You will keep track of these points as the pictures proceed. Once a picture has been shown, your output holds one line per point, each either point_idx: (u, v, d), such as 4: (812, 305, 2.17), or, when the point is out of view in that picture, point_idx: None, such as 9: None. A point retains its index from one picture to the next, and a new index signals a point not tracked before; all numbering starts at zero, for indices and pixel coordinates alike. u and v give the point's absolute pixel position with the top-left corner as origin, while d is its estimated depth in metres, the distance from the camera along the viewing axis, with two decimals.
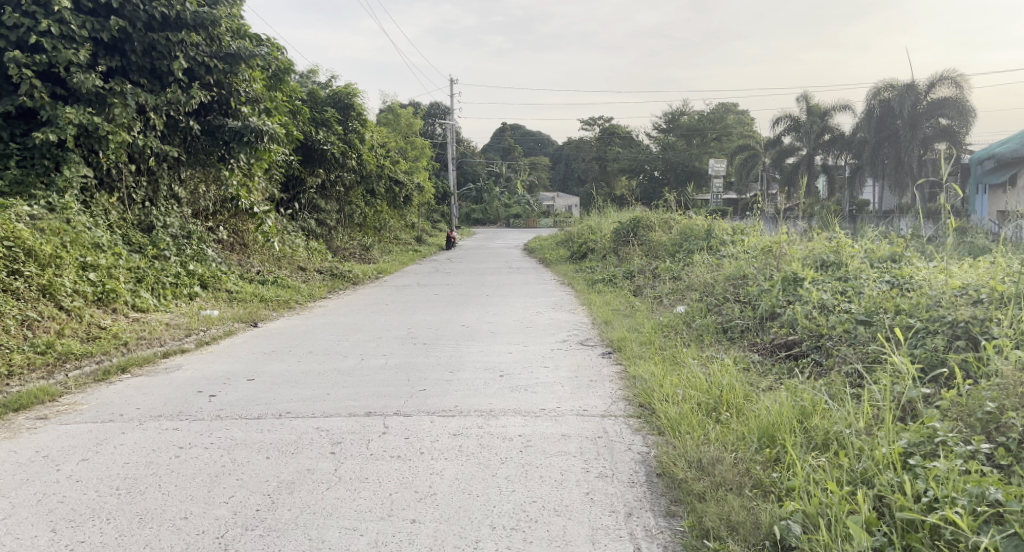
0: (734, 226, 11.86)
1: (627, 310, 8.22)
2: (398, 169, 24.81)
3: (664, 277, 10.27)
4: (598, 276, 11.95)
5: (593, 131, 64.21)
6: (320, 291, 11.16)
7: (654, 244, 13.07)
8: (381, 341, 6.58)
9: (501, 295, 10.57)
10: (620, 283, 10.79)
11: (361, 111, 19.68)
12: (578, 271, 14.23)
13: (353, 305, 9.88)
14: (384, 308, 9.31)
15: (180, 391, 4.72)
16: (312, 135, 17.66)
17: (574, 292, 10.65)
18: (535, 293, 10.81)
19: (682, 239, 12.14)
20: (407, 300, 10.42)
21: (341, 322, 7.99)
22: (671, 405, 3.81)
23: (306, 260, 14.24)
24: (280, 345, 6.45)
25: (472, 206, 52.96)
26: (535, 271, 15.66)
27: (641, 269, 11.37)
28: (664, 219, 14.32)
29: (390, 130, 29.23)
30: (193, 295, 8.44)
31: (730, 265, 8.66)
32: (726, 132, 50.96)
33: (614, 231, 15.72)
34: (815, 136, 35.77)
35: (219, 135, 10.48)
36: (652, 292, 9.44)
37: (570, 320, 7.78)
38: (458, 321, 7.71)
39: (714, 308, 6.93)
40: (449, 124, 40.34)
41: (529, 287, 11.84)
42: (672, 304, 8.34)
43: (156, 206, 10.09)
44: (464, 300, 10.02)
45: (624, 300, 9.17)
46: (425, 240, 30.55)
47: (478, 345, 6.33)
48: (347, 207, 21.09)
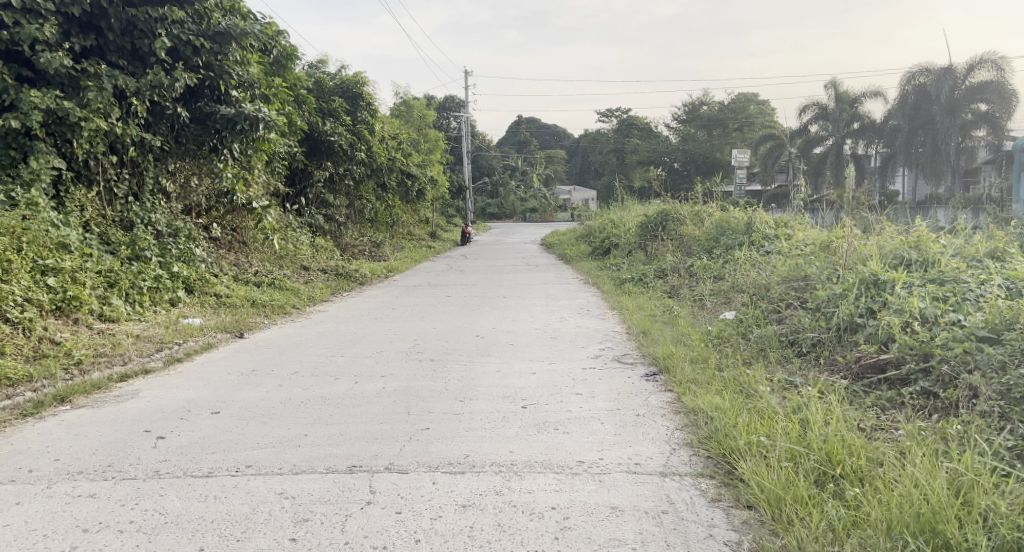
0: (777, 218, 10.80)
1: (665, 315, 7.23)
2: (411, 161, 23.88)
3: (702, 276, 9.27)
4: (626, 275, 10.95)
5: (610, 122, 62.98)
6: (324, 293, 10.24)
7: (687, 239, 12.03)
8: (382, 358, 5.61)
9: (520, 297, 9.60)
10: (651, 283, 9.80)
11: (371, 101, 18.72)
12: (603, 268, 13.24)
13: (362, 309, 8.90)
14: (391, 314, 8.35)
15: (122, 430, 3.76)
16: (318, 126, 16.74)
17: (601, 293, 9.66)
18: (558, 294, 9.82)
19: (718, 234, 11.10)
20: (416, 302, 9.49)
21: (340, 332, 7.02)
22: (768, 470, 2.84)
23: (310, 258, 13.31)
24: (263, 363, 5.48)
25: (488, 201, 52.03)
26: (555, 269, 14.69)
27: (674, 268, 10.36)
28: (695, 211, 13.28)
29: (402, 122, 28.29)
30: (174, 301, 7.50)
31: (781, 264, 7.64)
32: (748, 122, 49.58)
33: (640, 225, 14.71)
34: (845, 124, 34.77)
35: (211, 123, 9.58)
36: (690, 295, 8.44)
37: (600, 328, 6.79)
38: (472, 331, 6.73)
39: (773, 317, 5.92)
40: (464, 117, 39.29)
41: (551, 287, 10.87)
42: (717, 309, 7.34)
43: (141, 202, 9.17)
44: (480, 303, 9.07)
45: (659, 303, 8.17)
46: (440, 235, 29.61)
47: (496, 362, 5.35)
48: (357, 203, 20.20)
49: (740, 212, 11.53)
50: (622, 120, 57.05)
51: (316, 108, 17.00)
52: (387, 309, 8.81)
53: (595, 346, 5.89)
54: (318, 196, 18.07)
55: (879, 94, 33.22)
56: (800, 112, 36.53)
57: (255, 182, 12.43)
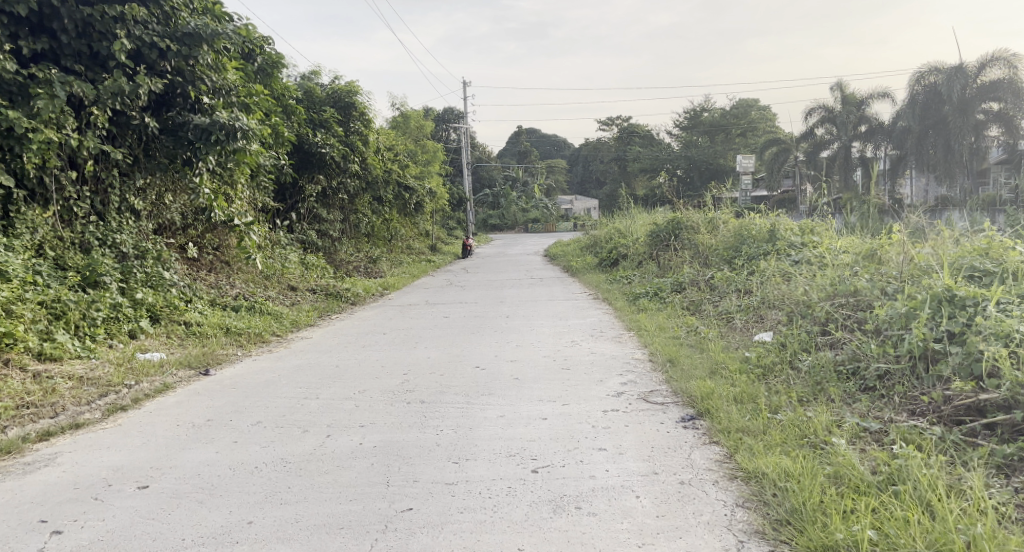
0: (802, 224, 9.94)
1: (691, 338, 6.37)
2: (408, 173, 23.07)
3: (725, 291, 8.41)
4: (639, 289, 10.08)
5: (611, 130, 62.24)
6: (311, 316, 9.41)
7: (702, 248, 11.18)
8: (364, 401, 4.75)
9: (524, 317, 8.74)
10: (667, 298, 8.93)
11: (364, 111, 17.88)
12: (612, 281, 12.41)
13: (354, 333, 8.05)
14: (382, 339, 7.49)
15: (9, 522, 2.89)
16: (308, 137, 15.91)
17: (614, 310, 8.83)
18: (567, 313, 8.95)
19: (738, 244, 10.24)
20: (410, 324, 8.65)
21: (321, 365, 6.14)
22: None
23: (298, 276, 12.46)
24: (222, 410, 4.61)
25: (489, 212, 51.23)
26: (561, 283, 13.88)
27: (692, 281, 9.50)
28: (708, 218, 12.42)
29: (398, 133, 27.47)
30: (135, 332, 6.64)
31: (819, 276, 6.78)
32: (751, 127, 48.81)
33: (649, 234, 13.86)
34: (852, 126, 34.12)
35: (183, 134, 8.77)
36: (714, 313, 7.58)
37: (617, 355, 5.93)
38: (469, 362, 5.86)
39: (823, 341, 5.05)
40: (464, 128, 38.49)
41: (557, 304, 10.01)
42: (749, 330, 6.48)
43: (106, 221, 8.32)
44: (481, 325, 8.22)
45: (681, 322, 7.30)
46: (440, 249, 28.76)
47: (499, 403, 4.50)
48: (352, 217, 19.37)
49: (760, 218, 10.66)
50: (624, 128, 56.26)
51: (306, 119, 16.18)
52: (376, 334, 7.95)
53: (615, 379, 5.03)
54: (310, 210, 17.25)
55: (887, 95, 32.46)
56: (806, 115, 35.74)
57: (237, 197, 11.59)
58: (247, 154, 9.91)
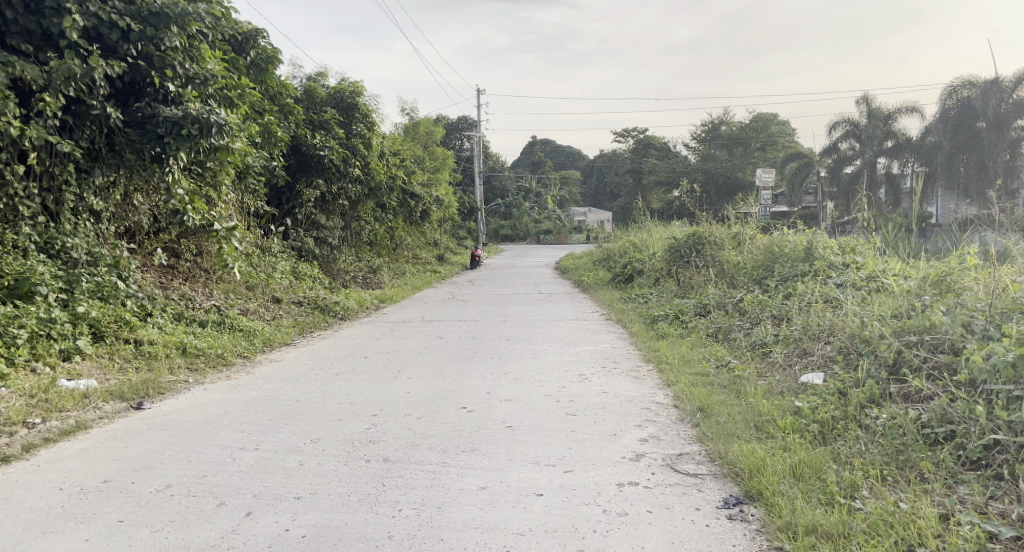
0: (842, 242, 8.91)
1: (724, 377, 5.33)
2: (415, 180, 22.18)
3: (758, 319, 7.38)
4: (657, 311, 9.06)
5: (627, 142, 61.21)
6: (288, 333, 8.44)
7: (728, 266, 10.14)
8: (312, 457, 3.75)
9: (527, 341, 7.73)
10: (690, 324, 7.89)
11: (367, 113, 16.93)
12: (626, 300, 11.41)
13: (333, 355, 7.06)
14: (360, 365, 6.48)
15: None
16: (307, 139, 15.01)
17: (630, 335, 7.82)
18: (576, 337, 7.93)
19: (769, 265, 9.20)
20: (398, 346, 7.66)
21: (278, 399, 5.14)
22: None
23: (284, 286, 11.48)
24: (129, 465, 3.61)
25: (501, 223, 50.34)
26: (572, 299, 12.89)
27: (718, 304, 8.47)
28: (733, 232, 11.38)
29: (407, 138, 26.55)
30: (65, 353, 5.70)
31: (875, 305, 5.75)
32: (771, 141, 47.74)
33: (668, 249, 12.83)
34: (878, 141, 33.10)
35: (152, 127, 7.88)
36: (747, 347, 6.54)
37: (635, 397, 4.90)
38: (453, 402, 4.84)
39: (896, 391, 3.98)
40: (476, 137, 37.55)
41: (566, 326, 9.00)
42: (794, 371, 5.43)
43: (57, 223, 7.39)
44: (476, 350, 7.21)
45: (709, 356, 6.25)
46: (448, 258, 27.78)
47: (483, 466, 3.48)
48: (353, 225, 18.45)
49: (794, 234, 9.63)
50: (640, 140, 55.30)
51: (305, 120, 15.28)
52: (354, 357, 6.96)
53: (632, 434, 4.00)
54: (308, 216, 16.34)
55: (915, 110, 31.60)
56: (831, 129, 34.77)
57: (218, 200, 10.65)
58: (226, 153, 8.99)
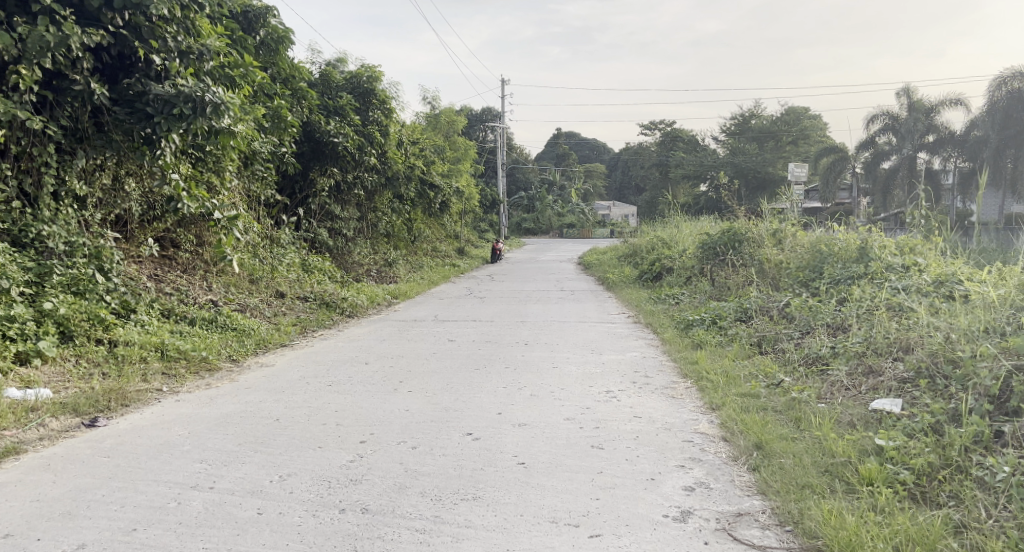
0: (901, 240, 8.06)
1: (778, 401, 4.54)
2: (434, 170, 21.49)
3: (812, 328, 6.57)
4: (692, 315, 8.26)
5: (653, 135, 60.08)
6: (287, 332, 7.73)
7: (769, 266, 9.32)
8: (277, 506, 2.99)
9: (548, 347, 6.98)
10: (731, 331, 7.08)
11: (385, 99, 16.23)
12: (655, 301, 10.63)
13: (330, 361, 6.34)
14: (358, 374, 5.73)
15: None
16: (320, 125, 14.39)
17: (662, 344, 7.05)
18: (601, 344, 7.16)
19: (817, 268, 8.36)
20: (405, 350, 6.90)
21: (256, 416, 4.39)
22: None
23: (291, 279, 10.77)
24: (43, 511, 2.89)
25: (524, 216, 49.56)
26: (597, 298, 12.15)
27: (762, 310, 7.64)
28: (773, 229, 10.55)
29: (427, 128, 25.82)
30: (23, 356, 5.01)
31: (957, 319, 4.93)
32: (803, 135, 46.56)
33: (700, 247, 12.03)
34: (919, 134, 32.22)
35: (141, 105, 7.14)
36: (799, 364, 5.73)
37: (674, 425, 4.13)
38: (458, 428, 4.07)
39: (1014, 434, 3.20)
40: (500, 128, 36.72)
41: (590, 330, 8.21)
42: (861, 395, 4.62)
43: (35, 209, 6.73)
44: (490, 358, 6.47)
45: (756, 372, 5.46)
46: (468, 252, 27.08)
47: (492, 530, 2.75)
48: (369, 216, 17.78)
49: (843, 231, 8.80)
50: (667, 133, 54.23)
51: (319, 105, 14.62)
52: (355, 363, 6.21)
53: (674, 480, 3.23)
54: (322, 206, 15.69)
55: (959, 102, 31.76)
56: (869, 122, 33.94)
57: (221, 187, 9.95)
58: (226, 136, 8.29)
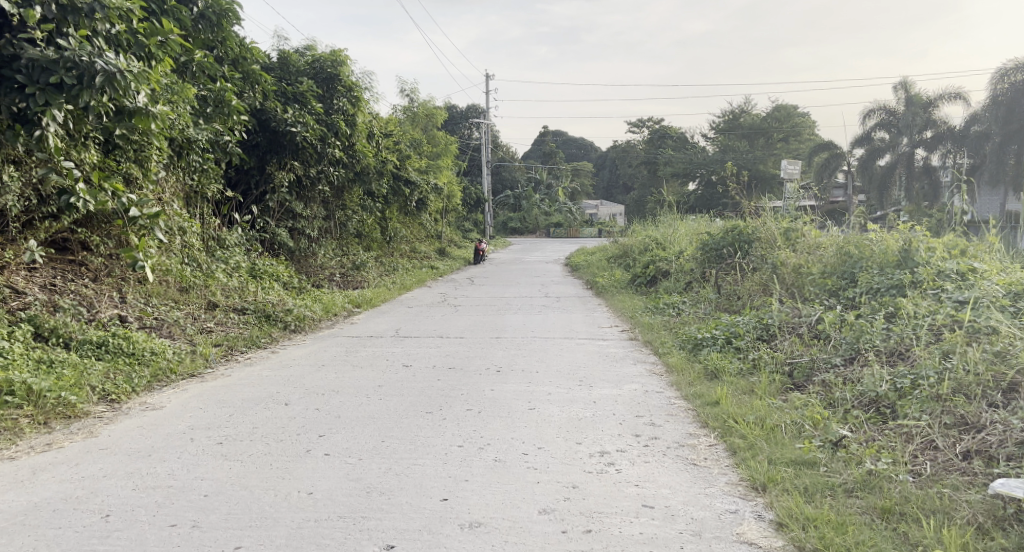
0: (950, 240, 6.69)
1: (849, 476, 3.17)
2: (410, 165, 20.06)
3: (858, 354, 5.18)
4: (699, 331, 6.85)
5: (642, 132, 58.86)
6: (203, 357, 6.24)
7: (784, 270, 7.94)
8: None
9: (524, 378, 5.55)
10: (752, 356, 5.67)
11: (351, 85, 14.77)
12: (651, 310, 9.24)
13: (240, 399, 4.89)
14: (266, 424, 4.26)
15: None
16: (276, 113, 12.96)
17: (666, 372, 5.65)
18: (591, 372, 5.74)
19: (847, 274, 6.96)
20: (342, 382, 5.44)
21: (76, 508, 2.94)
22: None
23: (230, 286, 9.31)
24: None
25: (510, 215, 48.18)
26: (584, 306, 10.76)
27: (787, 327, 6.24)
28: (785, 227, 9.16)
29: (404, 120, 24.34)
30: None
31: None
32: (794, 132, 45.43)
33: (700, 248, 10.65)
34: (918, 129, 31.14)
35: (11, 73, 5.79)
36: (853, 407, 4.33)
37: (706, 529, 2.77)
38: (373, 533, 2.74)
39: None
40: (485, 123, 35.32)
41: (577, 350, 6.79)
42: (965, 466, 3.25)
43: None
44: (449, 396, 5.03)
45: (800, 422, 4.06)
46: (449, 252, 25.61)
47: None
48: (336, 214, 16.30)
49: (876, 230, 7.44)
50: (656, 130, 53.04)
51: (274, 91, 13.18)
52: (270, 404, 4.76)
53: None
54: (281, 203, 14.21)
55: (958, 97, 30.64)
56: (864, 119, 32.78)
57: (145, 180, 8.51)
58: (139, 117, 6.91)
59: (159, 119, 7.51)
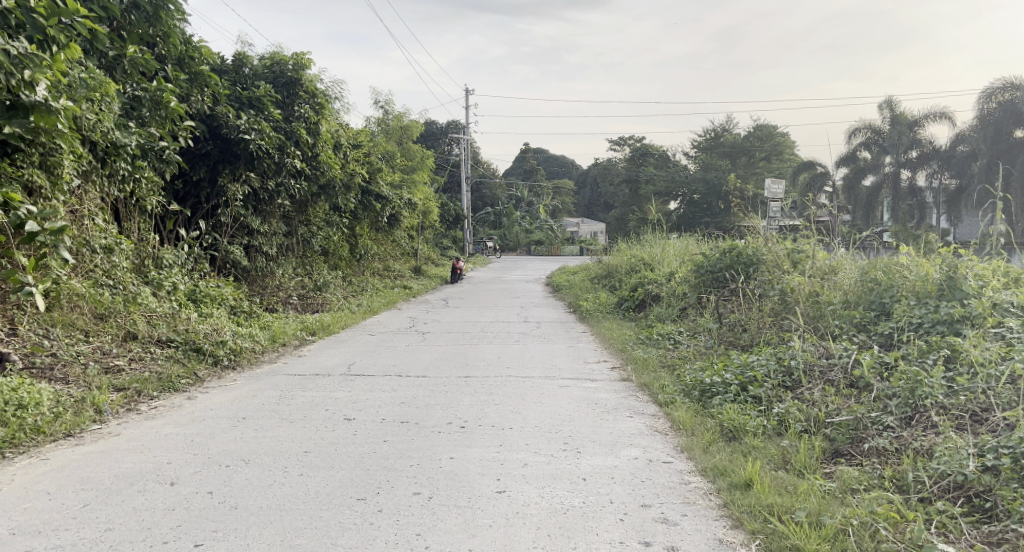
0: (997, 265, 5.50)
1: None
2: (381, 179, 18.92)
3: (918, 412, 4.03)
4: (705, 374, 5.70)
5: (623, 150, 58.20)
6: (94, 408, 5.01)
7: (796, 299, 6.85)
8: None
9: (492, 439, 4.36)
10: (777, 410, 4.53)
11: (314, 92, 13.62)
12: (643, 341, 8.11)
13: (108, 474, 3.67)
14: (129, 524, 3.08)
15: None
16: (227, 118, 11.76)
17: (672, 433, 4.49)
18: (578, 430, 4.57)
19: (877, 305, 5.86)
20: (259, 447, 4.23)
21: None
22: None
23: (158, 312, 8.09)
24: None
25: (490, 232, 47.10)
26: (567, 334, 9.63)
27: (814, 371, 5.10)
28: (792, 248, 8.07)
29: (378, 133, 23.25)
30: None
31: None
32: (777, 151, 44.86)
33: (694, 271, 9.55)
34: (904, 149, 30.52)
35: None
36: (932, 495, 3.19)
37: None
38: None
39: None
40: (464, 138, 34.23)
41: (559, 396, 5.61)
42: None
43: None
44: (393, 468, 3.83)
45: (872, 522, 2.96)
46: (425, 270, 24.38)
47: None
48: (298, 230, 15.06)
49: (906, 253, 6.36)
50: (637, 148, 52.34)
51: (226, 94, 12.00)
52: (148, 483, 3.54)
53: None
54: (235, 218, 12.96)
55: (945, 116, 30.04)
56: (849, 137, 31.73)
57: (53, 191, 7.33)
58: (40, 115, 5.81)
59: (65, 116, 6.42)
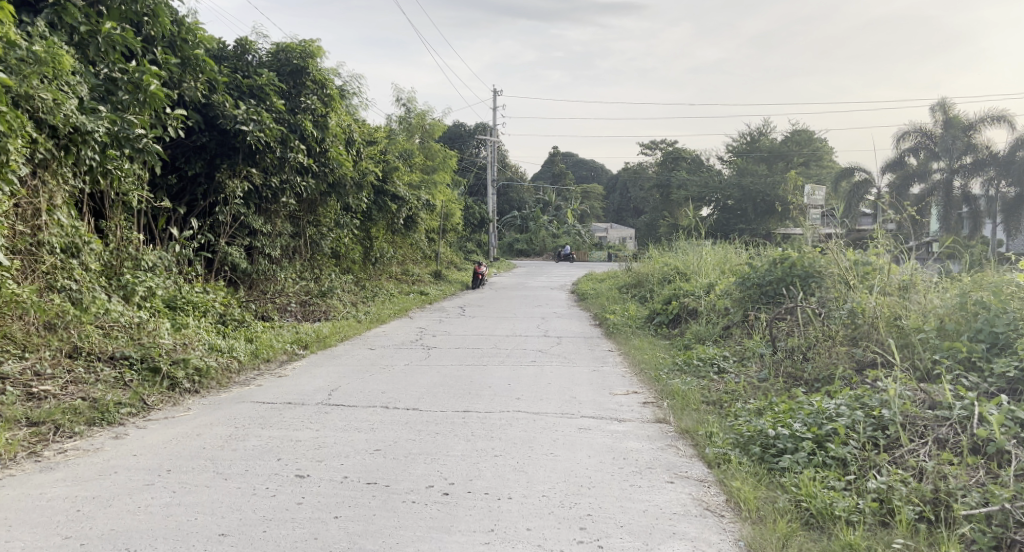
0: None
1: None
2: (398, 178, 17.85)
3: None
4: (765, 419, 4.46)
5: (654, 154, 56.74)
6: None
7: (874, 324, 5.57)
8: None
9: (481, 520, 3.21)
10: (874, 485, 3.30)
11: (322, 82, 12.53)
12: (681, 367, 6.86)
13: None
14: None
15: None
16: (224, 108, 10.70)
17: (732, 516, 3.28)
18: (601, 505, 3.39)
19: (987, 334, 4.61)
20: (163, 526, 3.12)
21: None
22: None
23: (120, 323, 7.01)
24: None
25: (517, 236, 45.91)
26: (591, 354, 8.42)
27: (916, 426, 3.85)
28: (860, 260, 6.77)
29: (399, 131, 22.19)
30: None
31: None
32: (816, 156, 43.19)
33: (739, 283, 8.26)
34: (957, 153, 28.79)
35: None
36: None
37: None
38: None
39: None
40: (491, 139, 33.05)
41: (576, 444, 4.41)
42: None
43: None
44: None
45: None
46: (445, 274, 23.27)
47: None
48: (306, 231, 14.01)
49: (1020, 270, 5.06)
50: (670, 153, 50.90)
51: (224, 81, 10.95)
52: None
53: None
54: (234, 217, 11.92)
55: (1002, 120, 28.29)
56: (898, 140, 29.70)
57: None
58: None
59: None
